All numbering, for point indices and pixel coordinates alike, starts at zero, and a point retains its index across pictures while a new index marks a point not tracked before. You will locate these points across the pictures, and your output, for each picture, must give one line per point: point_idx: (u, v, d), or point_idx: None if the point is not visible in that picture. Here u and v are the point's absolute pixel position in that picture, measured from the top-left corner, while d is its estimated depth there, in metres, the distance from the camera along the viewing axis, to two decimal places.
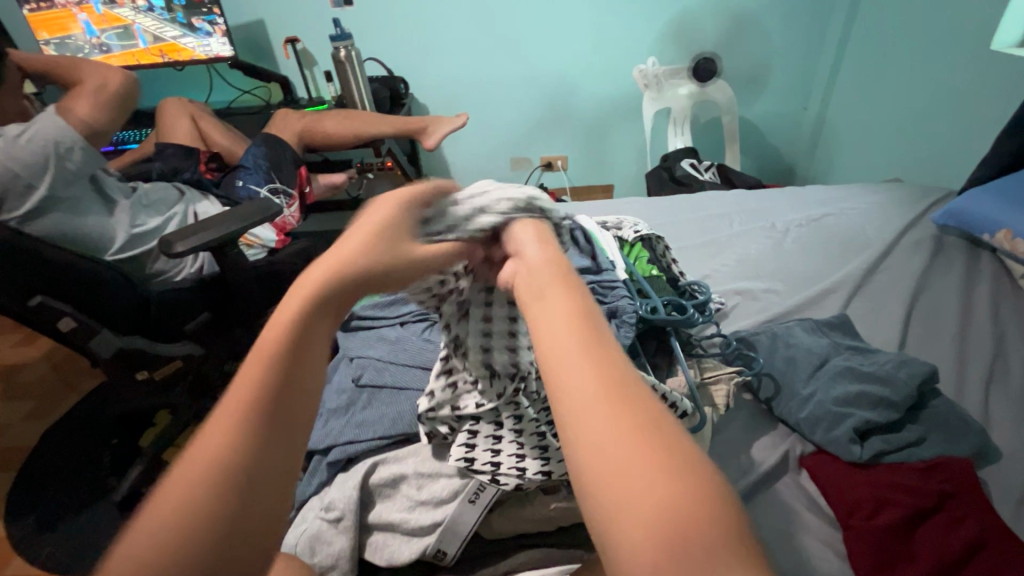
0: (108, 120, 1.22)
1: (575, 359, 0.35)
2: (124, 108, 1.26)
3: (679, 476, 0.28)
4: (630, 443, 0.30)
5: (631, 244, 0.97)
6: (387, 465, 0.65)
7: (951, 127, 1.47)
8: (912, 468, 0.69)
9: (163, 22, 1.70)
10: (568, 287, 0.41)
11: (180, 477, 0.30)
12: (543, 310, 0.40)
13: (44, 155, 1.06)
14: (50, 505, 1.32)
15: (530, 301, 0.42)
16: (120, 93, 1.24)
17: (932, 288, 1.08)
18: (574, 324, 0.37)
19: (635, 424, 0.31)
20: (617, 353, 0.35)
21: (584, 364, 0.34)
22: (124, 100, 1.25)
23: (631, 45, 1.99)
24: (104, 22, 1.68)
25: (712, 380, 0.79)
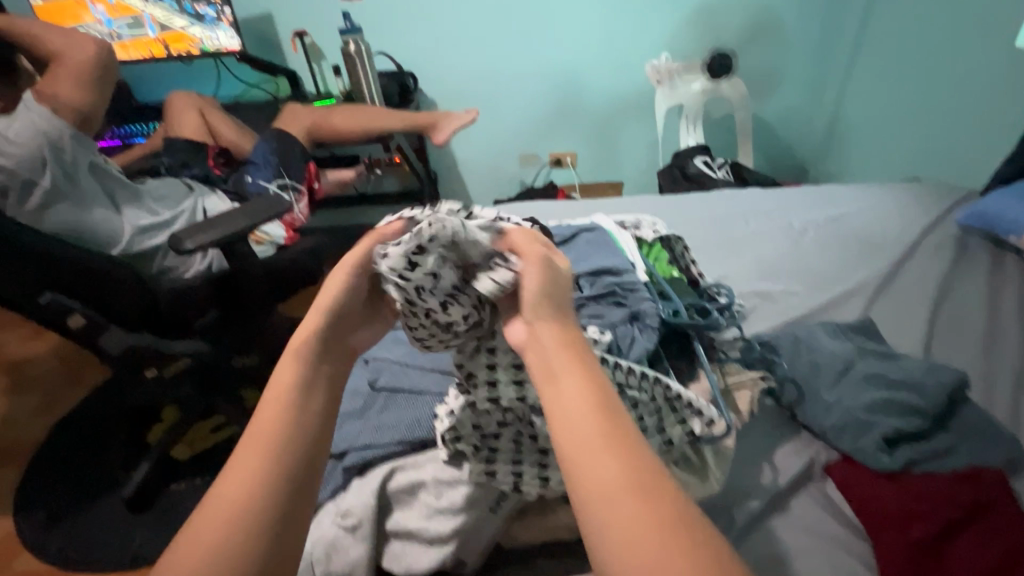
0: (92, 98, 1.19)
1: (595, 453, 0.39)
2: (102, 81, 1.22)
3: (698, 548, 0.34)
4: (649, 532, 0.35)
5: (650, 245, 0.94)
6: (405, 471, 0.63)
7: (972, 126, 1.44)
8: (943, 477, 0.67)
9: (171, 12, 1.68)
10: (579, 367, 0.45)
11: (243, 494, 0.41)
12: (557, 398, 0.43)
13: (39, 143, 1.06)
14: (57, 501, 1.31)
15: (543, 382, 0.45)
16: (96, 70, 1.20)
17: (955, 291, 1.06)
18: (588, 415, 0.41)
19: (654, 513, 0.36)
20: (627, 446, 0.39)
21: (605, 457, 0.39)
22: (101, 76, 1.21)
23: (643, 40, 1.96)
24: (113, 10, 1.66)
25: (735, 385, 0.78)
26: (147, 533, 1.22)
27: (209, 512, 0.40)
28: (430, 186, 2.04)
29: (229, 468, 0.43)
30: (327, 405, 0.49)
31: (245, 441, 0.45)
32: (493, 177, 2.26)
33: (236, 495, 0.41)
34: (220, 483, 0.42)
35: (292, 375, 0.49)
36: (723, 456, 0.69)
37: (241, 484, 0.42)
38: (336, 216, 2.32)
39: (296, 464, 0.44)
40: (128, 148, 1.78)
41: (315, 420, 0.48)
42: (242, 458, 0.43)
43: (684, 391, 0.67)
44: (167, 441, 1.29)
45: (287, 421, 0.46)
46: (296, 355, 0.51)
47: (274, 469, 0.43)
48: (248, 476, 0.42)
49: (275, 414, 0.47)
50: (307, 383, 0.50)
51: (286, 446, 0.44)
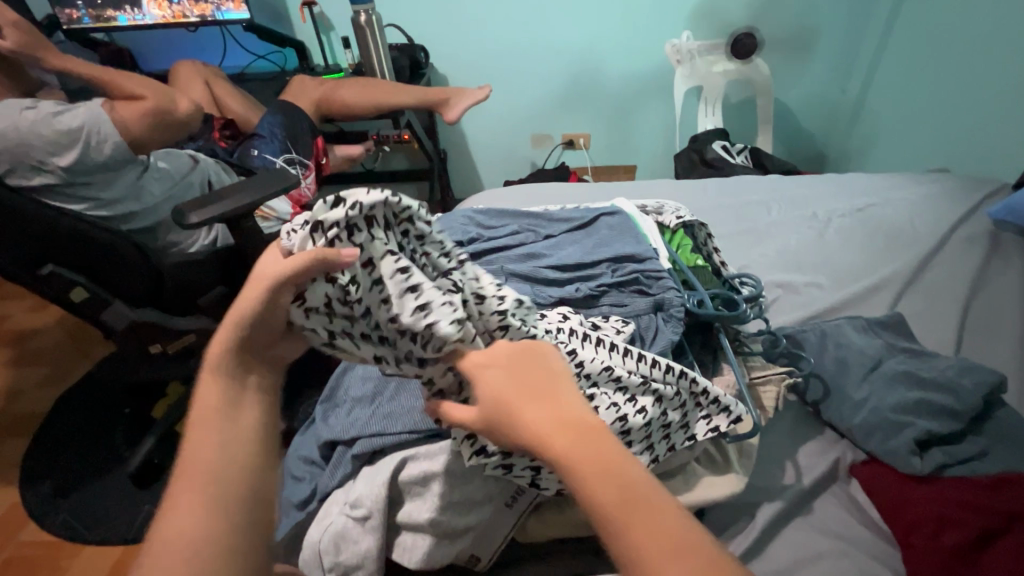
0: (153, 135, 1.15)
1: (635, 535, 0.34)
2: (170, 128, 1.18)
3: None
4: None
5: (673, 231, 0.90)
6: (418, 461, 0.60)
7: (1008, 116, 1.37)
8: (977, 484, 0.63)
9: None
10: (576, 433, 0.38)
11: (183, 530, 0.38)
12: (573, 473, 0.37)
13: (73, 137, 1.03)
14: (62, 472, 1.31)
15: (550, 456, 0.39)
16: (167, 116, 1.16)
17: (986, 288, 1.02)
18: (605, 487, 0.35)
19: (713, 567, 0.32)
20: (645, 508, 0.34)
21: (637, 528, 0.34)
22: (170, 124, 1.17)
23: (666, 17, 1.87)
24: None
25: (761, 380, 0.75)
26: (152, 508, 1.22)
27: (158, 546, 0.38)
28: (440, 165, 1.99)
29: (170, 500, 0.40)
30: (263, 423, 0.45)
31: (179, 474, 0.41)
32: (504, 157, 2.21)
33: (182, 531, 0.38)
34: (160, 520, 0.39)
35: (217, 396, 0.44)
36: (746, 454, 0.68)
37: (183, 522, 0.38)
38: (343, 193, 2.28)
39: (243, 484, 0.42)
40: None
41: (252, 439, 0.44)
42: (183, 491, 0.40)
43: (712, 386, 0.63)
44: (172, 417, 1.28)
45: (222, 447, 0.42)
46: (217, 373, 0.45)
47: (220, 498, 0.40)
48: (190, 510, 0.39)
49: (211, 432, 0.42)
50: (238, 402, 0.45)
51: (227, 463, 0.42)
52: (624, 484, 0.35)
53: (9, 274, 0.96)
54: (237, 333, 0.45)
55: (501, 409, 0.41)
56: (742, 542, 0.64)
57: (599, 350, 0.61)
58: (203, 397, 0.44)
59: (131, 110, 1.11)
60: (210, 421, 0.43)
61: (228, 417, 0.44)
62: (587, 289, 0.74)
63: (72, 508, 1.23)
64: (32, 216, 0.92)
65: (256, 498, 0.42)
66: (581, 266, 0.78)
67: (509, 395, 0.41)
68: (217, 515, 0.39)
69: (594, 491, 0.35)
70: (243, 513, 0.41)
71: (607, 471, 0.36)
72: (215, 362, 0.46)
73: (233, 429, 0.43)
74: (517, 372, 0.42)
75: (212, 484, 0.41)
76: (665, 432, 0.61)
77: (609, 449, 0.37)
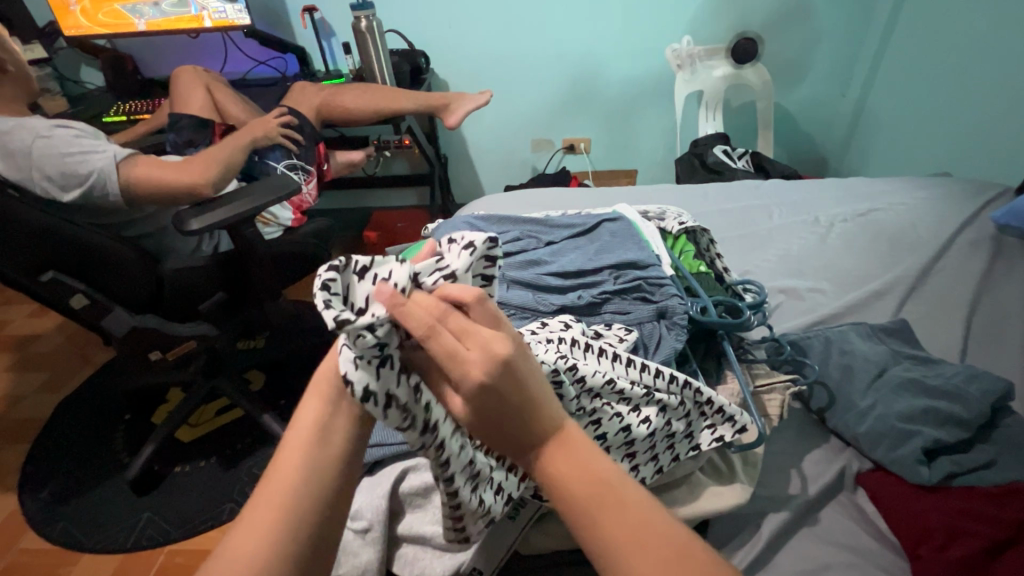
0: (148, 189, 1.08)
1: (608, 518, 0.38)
2: (171, 194, 1.09)
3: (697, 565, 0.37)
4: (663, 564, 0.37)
5: (675, 237, 0.90)
6: (418, 472, 0.60)
7: (1011, 120, 1.36)
8: (987, 494, 0.63)
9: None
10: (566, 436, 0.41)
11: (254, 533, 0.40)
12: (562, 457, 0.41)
13: (77, 180, 1.04)
14: (61, 479, 1.30)
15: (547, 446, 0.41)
16: (182, 189, 1.09)
17: (992, 294, 1.01)
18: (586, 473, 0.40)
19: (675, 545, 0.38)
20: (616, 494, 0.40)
21: (615, 511, 0.39)
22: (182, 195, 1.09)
23: (665, 22, 1.87)
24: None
25: (765, 389, 0.74)
26: (151, 515, 1.21)
27: (230, 550, 0.40)
28: (440, 170, 1.99)
29: (248, 513, 0.42)
30: (349, 448, 0.47)
31: (264, 486, 0.43)
32: (504, 162, 2.21)
33: (252, 545, 0.39)
34: (239, 528, 0.41)
35: (315, 415, 0.47)
36: (752, 463, 0.67)
37: (257, 536, 0.40)
38: (344, 199, 2.28)
39: (321, 505, 0.43)
40: (130, 123, 1.72)
41: (336, 463, 0.46)
42: (263, 500, 0.42)
43: (717, 395, 0.62)
44: (172, 423, 1.28)
45: (306, 465, 0.44)
46: (320, 393, 0.48)
47: (295, 514, 0.42)
48: (266, 524, 0.41)
49: (299, 448, 0.45)
50: (331, 427, 0.47)
51: (311, 481, 0.43)
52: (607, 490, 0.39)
53: (10, 279, 0.97)
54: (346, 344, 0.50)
55: (487, 420, 0.41)
56: (749, 554, 0.63)
57: (602, 360, 0.61)
58: (302, 415, 0.47)
59: (147, 166, 1.08)
60: (303, 437, 0.45)
61: (319, 438, 0.46)
62: (589, 296, 0.74)
63: (71, 515, 1.22)
64: (34, 227, 0.91)
65: (323, 532, 0.43)
66: (584, 272, 0.78)
67: (493, 407, 0.40)
68: (295, 527, 0.41)
69: (571, 491, 0.40)
70: (310, 543, 0.42)
71: (582, 477, 0.40)
72: (321, 380, 0.49)
73: (319, 451, 0.45)
74: (506, 384, 0.40)
75: (294, 500, 0.42)
76: (669, 442, 0.60)
77: (584, 454, 0.41)
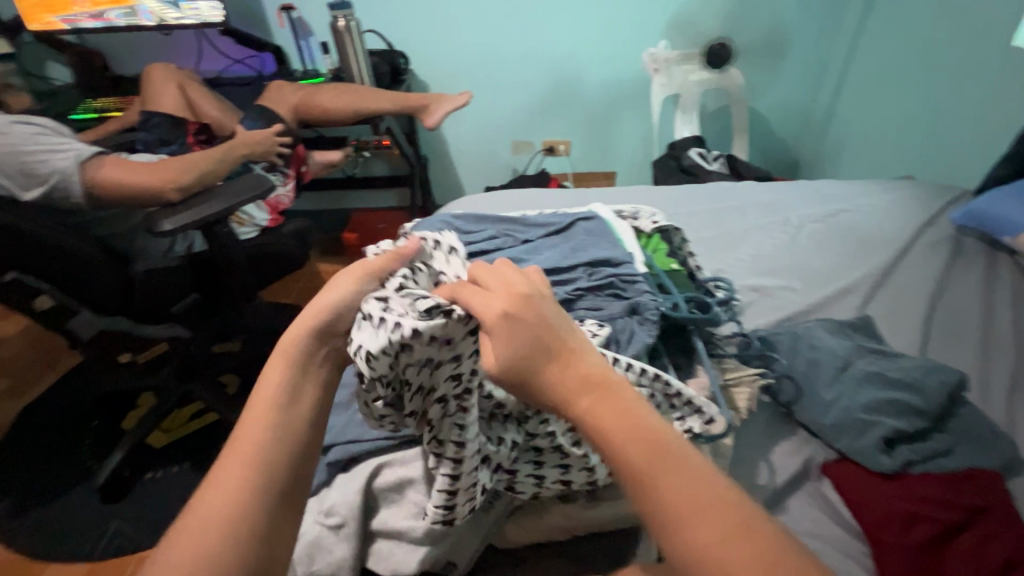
0: (116, 192, 1.07)
1: (643, 463, 0.38)
2: (138, 197, 1.07)
3: (740, 513, 0.36)
4: (699, 496, 0.37)
5: (649, 236, 0.92)
6: (393, 467, 0.61)
7: (971, 126, 1.42)
8: (942, 480, 0.65)
9: (165, 5, 1.63)
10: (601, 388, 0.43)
11: (219, 495, 0.42)
12: (594, 406, 0.42)
13: (40, 179, 1.04)
14: (25, 488, 1.26)
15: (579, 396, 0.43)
16: (145, 191, 1.06)
17: (951, 291, 1.05)
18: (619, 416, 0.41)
19: (714, 489, 0.37)
20: (655, 443, 0.39)
21: (652, 453, 0.39)
22: (147, 198, 1.07)
23: (643, 26, 1.90)
24: (55, 7, 1.66)
25: (734, 382, 0.76)
26: (121, 523, 1.18)
27: (198, 514, 0.41)
28: (420, 171, 1.98)
29: (218, 474, 0.43)
30: (313, 412, 0.49)
31: (232, 448, 0.45)
32: (484, 164, 2.22)
33: (222, 498, 0.42)
34: (209, 487, 0.43)
35: (279, 378, 0.50)
36: (721, 455, 0.68)
37: (226, 493, 0.42)
38: (323, 200, 2.26)
39: (285, 464, 0.45)
40: (100, 120, 1.68)
41: (301, 425, 0.47)
42: (227, 465, 0.44)
43: (685, 387, 0.64)
44: (143, 428, 1.25)
45: (269, 428, 0.46)
46: (284, 359, 0.51)
47: (259, 474, 0.43)
48: (235, 478, 0.43)
49: (263, 414, 0.47)
50: (296, 388, 0.49)
51: (274, 443, 0.45)
52: (647, 439, 0.40)
53: None
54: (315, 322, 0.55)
55: (523, 359, 0.45)
56: None
57: None
58: (268, 381, 0.49)
59: (114, 169, 1.07)
60: (265, 402, 0.47)
61: (283, 403, 0.48)
62: (563, 293, 0.75)
63: (37, 524, 1.18)
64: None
65: (294, 480, 0.45)
66: (558, 269, 0.79)
67: (530, 345, 0.45)
68: (259, 486, 0.43)
69: (617, 441, 0.40)
70: (275, 501, 0.43)
71: (629, 425, 0.40)
72: (287, 350, 0.52)
73: (282, 415, 0.47)
74: (537, 328, 0.46)
75: (257, 461, 0.44)
76: None
77: (631, 404, 0.42)
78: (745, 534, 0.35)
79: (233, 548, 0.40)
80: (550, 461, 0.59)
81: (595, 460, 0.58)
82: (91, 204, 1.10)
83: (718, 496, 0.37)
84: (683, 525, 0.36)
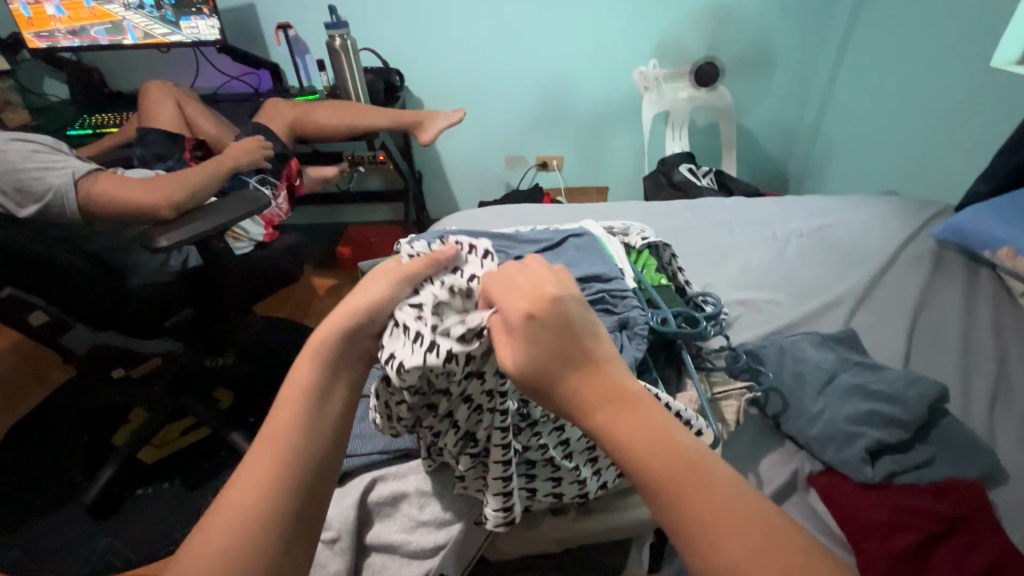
0: (110, 209, 1.08)
1: (672, 481, 0.39)
2: (132, 216, 1.08)
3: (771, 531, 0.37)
4: (729, 517, 0.37)
5: (638, 251, 0.94)
6: (388, 481, 0.63)
7: (951, 143, 1.47)
8: (923, 490, 0.67)
9: (151, 20, 1.65)
10: (624, 400, 0.43)
11: (247, 492, 0.43)
12: (618, 419, 0.42)
13: (35, 197, 1.06)
14: (14, 505, 1.25)
15: (603, 408, 0.43)
16: (139, 209, 1.06)
17: (932, 304, 1.08)
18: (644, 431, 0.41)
19: (743, 507, 0.38)
20: (681, 459, 0.40)
21: (682, 473, 0.39)
22: (140, 215, 1.07)
23: (633, 45, 1.95)
24: (31, 24, 1.66)
25: (722, 395, 0.78)
26: (111, 540, 1.17)
27: (225, 508, 0.43)
28: (415, 186, 2.01)
29: (247, 469, 0.45)
30: (340, 415, 0.50)
31: (261, 443, 0.47)
32: (478, 179, 2.25)
33: (249, 494, 0.43)
34: (236, 481, 0.45)
35: (307, 379, 0.51)
36: None
37: (255, 488, 0.44)
38: (317, 214, 2.28)
39: (312, 465, 0.47)
40: (96, 136, 1.69)
41: (329, 427, 0.49)
42: (256, 460, 0.45)
43: (674, 401, 0.65)
44: (135, 443, 1.24)
45: (301, 426, 0.47)
46: (314, 358, 0.52)
47: (288, 473, 0.45)
48: (261, 475, 0.44)
49: (293, 412, 0.48)
50: (323, 390, 0.51)
51: (302, 444, 0.47)
52: (674, 455, 0.40)
53: None
54: (348, 323, 0.55)
55: (546, 365, 0.44)
56: None
57: None
58: (298, 379, 0.51)
59: (107, 187, 1.08)
60: (296, 401, 0.49)
61: (314, 403, 0.49)
62: None
63: (25, 542, 1.17)
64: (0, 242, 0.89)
65: (316, 482, 0.46)
66: None
67: (553, 355, 0.45)
68: (288, 486, 0.44)
69: (647, 459, 0.40)
70: (301, 501, 0.45)
71: (652, 437, 0.41)
72: (318, 347, 0.53)
73: (311, 415, 0.49)
74: (562, 338, 0.45)
75: (287, 460, 0.45)
76: None
77: (652, 415, 0.42)
78: (766, 546, 0.36)
79: (257, 546, 0.41)
80: (542, 474, 0.60)
81: (585, 472, 0.60)
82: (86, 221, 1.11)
83: (749, 518, 0.37)
84: (710, 538, 0.37)
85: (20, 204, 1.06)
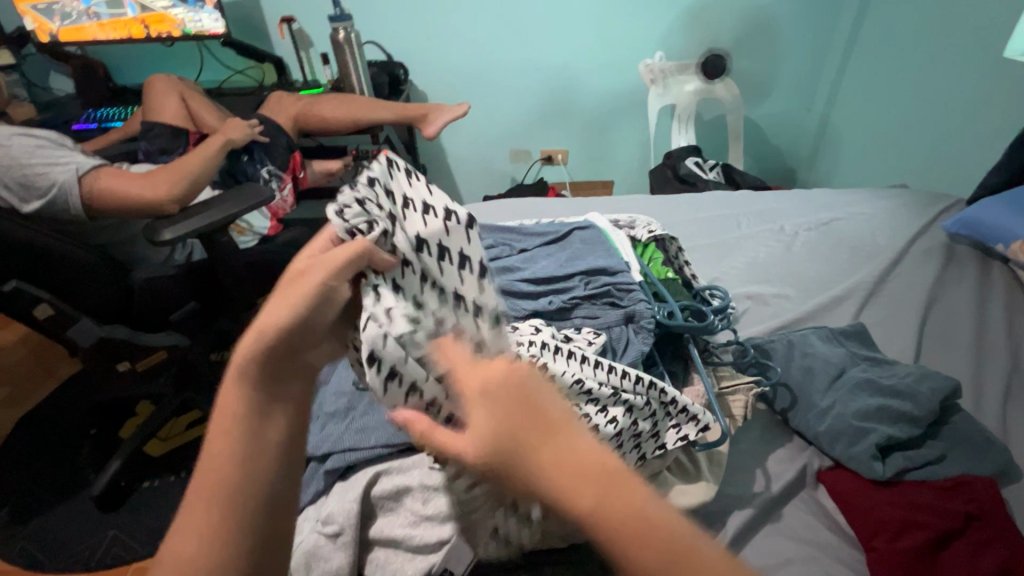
0: (111, 204, 1.08)
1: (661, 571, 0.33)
2: (137, 211, 1.08)
3: None
4: None
5: (644, 245, 0.93)
6: (391, 475, 0.62)
7: (964, 134, 1.44)
8: (936, 487, 0.66)
9: None
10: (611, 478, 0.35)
11: (187, 548, 0.39)
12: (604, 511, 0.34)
13: (43, 189, 1.05)
14: (23, 496, 1.26)
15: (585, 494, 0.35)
16: (142, 203, 1.06)
17: (943, 299, 1.06)
18: (632, 523, 0.34)
19: None
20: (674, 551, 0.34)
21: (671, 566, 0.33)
22: (144, 211, 1.07)
23: (639, 37, 1.93)
24: None
25: (729, 390, 0.77)
26: (118, 532, 1.17)
27: (169, 560, 0.39)
28: None
29: (188, 511, 0.41)
30: (289, 436, 0.43)
31: (199, 481, 0.41)
32: (482, 172, 2.23)
33: (191, 542, 0.39)
34: (181, 523, 0.40)
35: (240, 405, 0.42)
36: (717, 462, 0.69)
37: (198, 541, 0.39)
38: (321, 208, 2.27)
39: (262, 506, 0.41)
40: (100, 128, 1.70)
41: (275, 457, 0.43)
42: (197, 505, 0.41)
43: (681, 396, 0.65)
44: (140, 437, 1.25)
45: (242, 463, 0.41)
46: (244, 379, 0.43)
47: (234, 520, 0.40)
48: (203, 513, 0.40)
49: (227, 449, 0.41)
50: (264, 412, 0.43)
51: (248, 485, 0.41)
52: (667, 545, 0.34)
53: None
54: (270, 341, 0.43)
55: (501, 441, 0.37)
56: None
57: (571, 362, 0.61)
58: (228, 405, 0.42)
59: (109, 180, 1.08)
60: (229, 435, 0.42)
61: (255, 429, 0.42)
62: (559, 302, 0.76)
63: (32, 533, 1.18)
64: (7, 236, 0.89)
65: (271, 513, 0.42)
66: (555, 278, 0.81)
67: (505, 430, 0.36)
68: (239, 536, 0.40)
69: (637, 557, 0.33)
70: (258, 548, 0.41)
71: (631, 524, 0.34)
72: (244, 368, 0.43)
73: (248, 451, 0.42)
74: (509, 403, 0.37)
75: (226, 507, 0.40)
76: (636, 441, 0.62)
77: (643, 499, 0.35)
78: None
79: None
80: None
81: None
82: (90, 215, 1.10)
83: None
84: None
85: (25, 198, 1.06)
